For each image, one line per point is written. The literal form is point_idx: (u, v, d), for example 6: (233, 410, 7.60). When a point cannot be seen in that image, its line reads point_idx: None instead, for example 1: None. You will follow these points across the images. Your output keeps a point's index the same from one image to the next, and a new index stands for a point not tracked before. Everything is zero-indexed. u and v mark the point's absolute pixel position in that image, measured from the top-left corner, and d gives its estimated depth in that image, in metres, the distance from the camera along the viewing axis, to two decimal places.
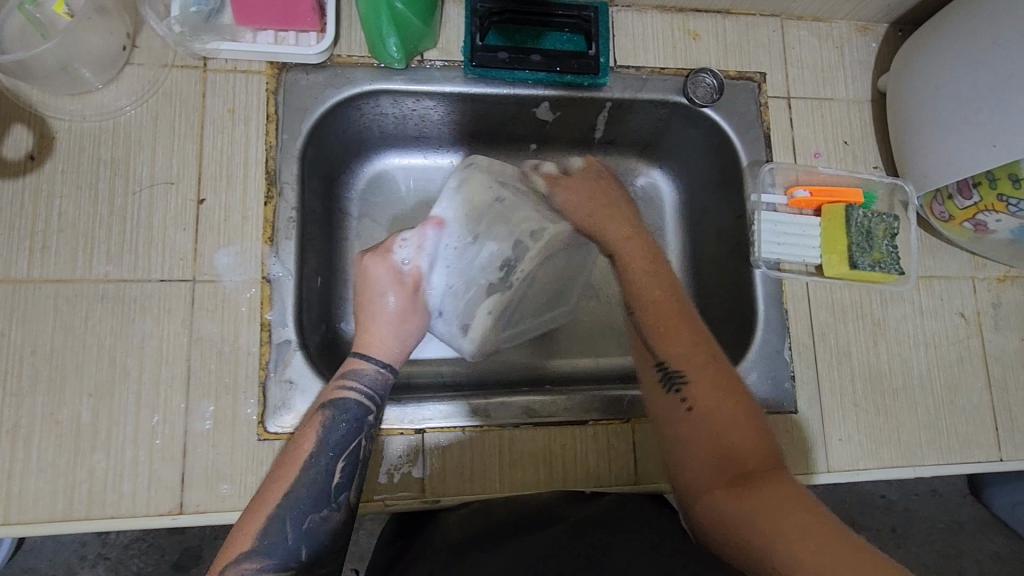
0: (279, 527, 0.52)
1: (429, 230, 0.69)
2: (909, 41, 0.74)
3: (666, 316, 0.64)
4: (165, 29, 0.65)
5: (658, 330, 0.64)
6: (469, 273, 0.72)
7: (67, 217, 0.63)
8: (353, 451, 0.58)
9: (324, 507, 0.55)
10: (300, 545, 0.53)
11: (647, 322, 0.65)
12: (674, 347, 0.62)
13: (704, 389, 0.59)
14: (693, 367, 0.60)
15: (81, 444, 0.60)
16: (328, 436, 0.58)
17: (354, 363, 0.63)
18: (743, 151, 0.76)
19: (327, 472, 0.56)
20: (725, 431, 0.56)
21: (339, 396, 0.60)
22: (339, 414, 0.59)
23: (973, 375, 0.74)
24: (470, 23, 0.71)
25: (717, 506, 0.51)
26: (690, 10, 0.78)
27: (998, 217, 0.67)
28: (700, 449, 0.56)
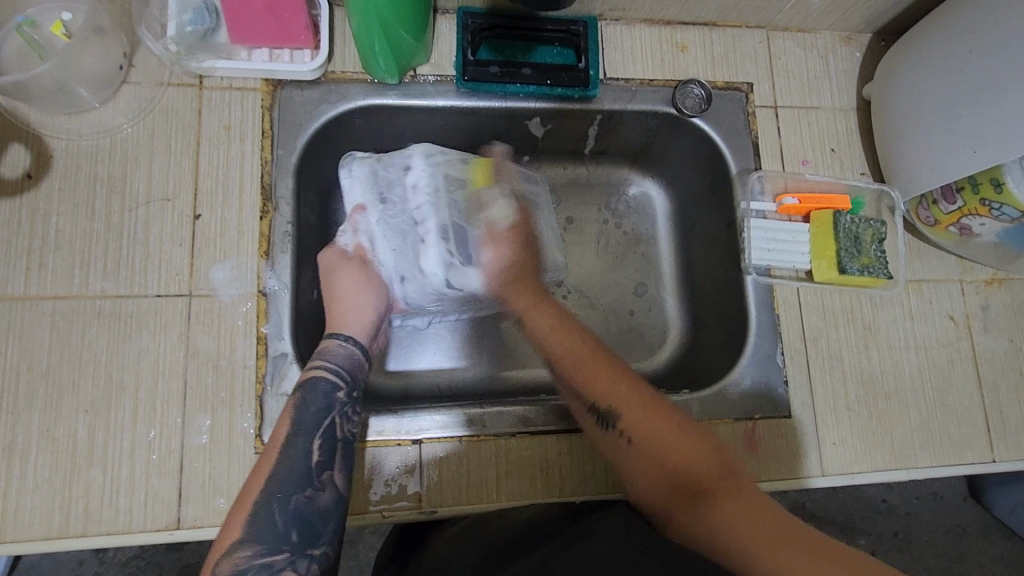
0: (267, 508, 0.53)
1: (357, 213, 0.71)
2: (891, 51, 0.75)
3: (583, 364, 0.64)
4: (161, 48, 0.66)
5: (581, 376, 0.63)
6: (403, 228, 0.71)
7: (64, 234, 0.64)
8: (328, 428, 0.58)
9: (308, 487, 0.55)
10: (291, 526, 0.53)
11: (569, 371, 0.64)
12: (602, 389, 0.62)
13: (637, 420, 0.60)
14: (624, 398, 0.61)
15: (78, 461, 0.60)
16: (305, 416, 0.58)
17: (325, 344, 0.64)
18: (732, 160, 0.77)
19: (304, 452, 0.57)
20: (672, 454, 0.57)
21: (309, 375, 0.61)
22: (311, 393, 0.60)
23: (964, 377, 0.75)
24: (461, 39, 0.73)
25: (690, 524, 0.52)
26: (677, 23, 0.79)
27: (983, 221, 0.69)
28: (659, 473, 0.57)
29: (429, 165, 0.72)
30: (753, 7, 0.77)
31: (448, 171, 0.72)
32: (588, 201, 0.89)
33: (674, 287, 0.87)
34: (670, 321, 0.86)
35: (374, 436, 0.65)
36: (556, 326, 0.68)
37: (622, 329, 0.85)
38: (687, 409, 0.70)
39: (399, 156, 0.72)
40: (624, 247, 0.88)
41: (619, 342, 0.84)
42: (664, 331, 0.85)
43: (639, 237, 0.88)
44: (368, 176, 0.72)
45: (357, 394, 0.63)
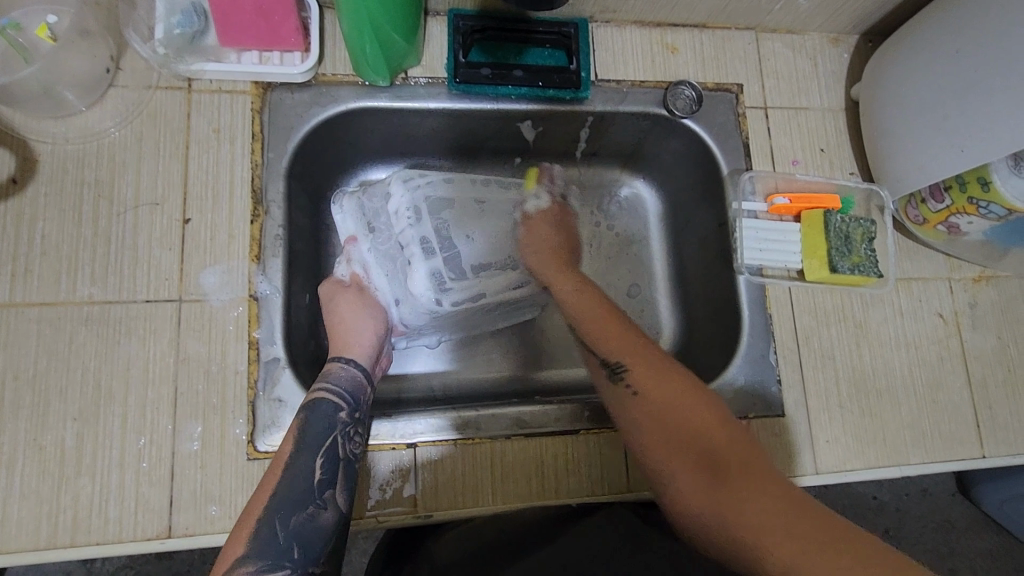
0: (268, 527, 0.52)
1: (350, 246, 0.74)
2: (878, 52, 0.76)
3: (597, 322, 0.67)
4: (149, 51, 0.66)
5: (596, 333, 0.67)
6: (392, 253, 0.73)
7: (51, 240, 0.63)
8: (331, 449, 0.58)
9: (310, 505, 0.55)
10: (292, 544, 0.52)
11: (585, 328, 0.68)
12: (613, 346, 0.64)
13: (643, 373, 0.61)
14: (631, 355, 0.63)
15: (66, 470, 0.59)
16: (307, 435, 0.58)
17: (328, 367, 0.64)
18: (723, 160, 0.77)
19: (306, 471, 0.56)
20: (672, 407, 0.57)
21: (313, 397, 0.61)
22: (314, 414, 0.59)
23: (953, 374, 0.76)
24: (452, 40, 0.72)
25: (682, 488, 0.52)
26: (668, 25, 0.80)
27: (970, 219, 0.69)
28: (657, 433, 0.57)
29: (409, 189, 0.73)
30: (742, 8, 0.77)
31: (427, 192, 0.73)
32: (580, 202, 0.89)
33: (667, 288, 0.87)
34: (663, 321, 0.86)
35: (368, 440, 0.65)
36: (579, 291, 0.71)
37: None
38: None
39: (380, 186, 0.75)
40: (617, 248, 0.88)
41: None
42: (657, 332, 0.85)
43: (630, 238, 0.89)
44: (357, 211, 0.75)
45: (360, 415, 0.62)
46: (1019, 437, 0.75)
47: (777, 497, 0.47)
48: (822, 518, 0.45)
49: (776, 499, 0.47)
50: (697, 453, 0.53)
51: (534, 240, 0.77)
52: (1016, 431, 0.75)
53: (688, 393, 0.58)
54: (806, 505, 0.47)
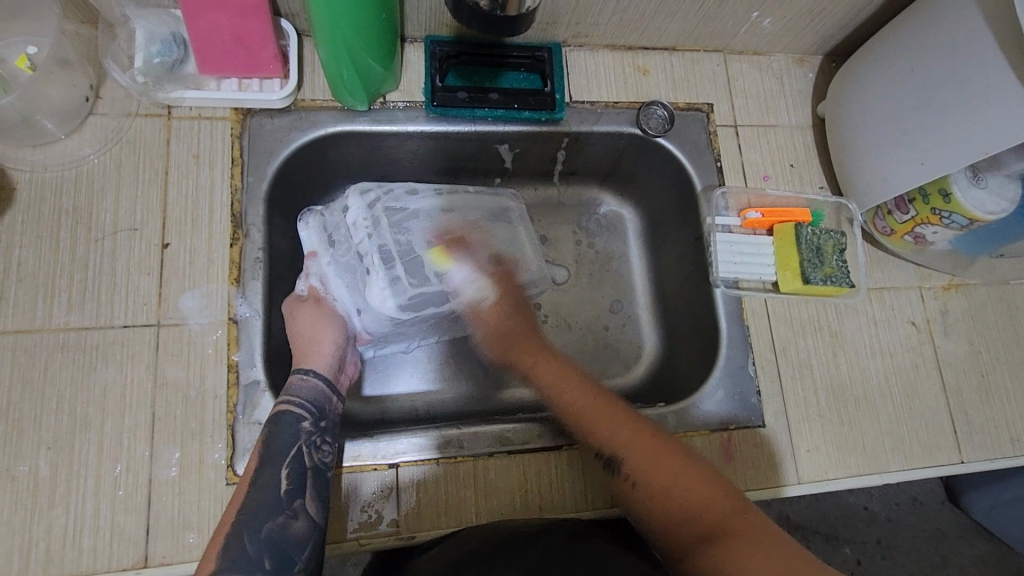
0: (237, 540, 0.52)
1: (309, 261, 0.72)
2: (841, 72, 0.79)
3: (587, 412, 0.65)
4: (128, 80, 0.66)
5: (581, 423, 0.65)
6: (351, 264, 0.71)
7: (27, 266, 0.63)
8: (297, 459, 0.58)
9: (279, 515, 0.54)
10: (263, 555, 0.52)
11: (577, 422, 0.66)
12: (605, 432, 0.63)
13: (646, 464, 0.60)
14: (621, 442, 0.62)
15: (39, 501, 0.58)
16: (272, 447, 0.58)
17: (289, 379, 0.64)
18: (696, 177, 0.79)
19: (273, 482, 0.56)
20: (675, 480, 0.58)
21: (275, 410, 0.60)
22: (277, 427, 0.59)
23: (928, 381, 0.77)
24: (429, 66, 0.74)
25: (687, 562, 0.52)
26: (639, 48, 0.82)
27: (934, 229, 0.71)
28: (669, 514, 0.56)
29: (368, 202, 0.72)
30: (709, 31, 0.80)
31: (386, 203, 0.73)
32: (560, 221, 0.90)
33: (647, 303, 0.88)
34: (644, 336, 0.87)
35: (350, 461, 0.64)
36: (560, 375, 0.70)
37: (598, 347, 0.86)
38: (664, 422, 0.70)
39: (341, 202, 0.73)
40: (597, 265, 0.89)
41: (596, 361, 0.85)
42: (638, 348, 0.86)
43: (610, 256, 0.90)
44: (319, 225, 0.73)
45: (326, 424, 0.62)
46: (996, 441, 0.76)
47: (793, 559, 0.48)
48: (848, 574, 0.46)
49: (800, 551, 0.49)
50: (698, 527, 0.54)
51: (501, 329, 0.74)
52: (992, 435, 0.77)
53: (687, 469, 0.58)
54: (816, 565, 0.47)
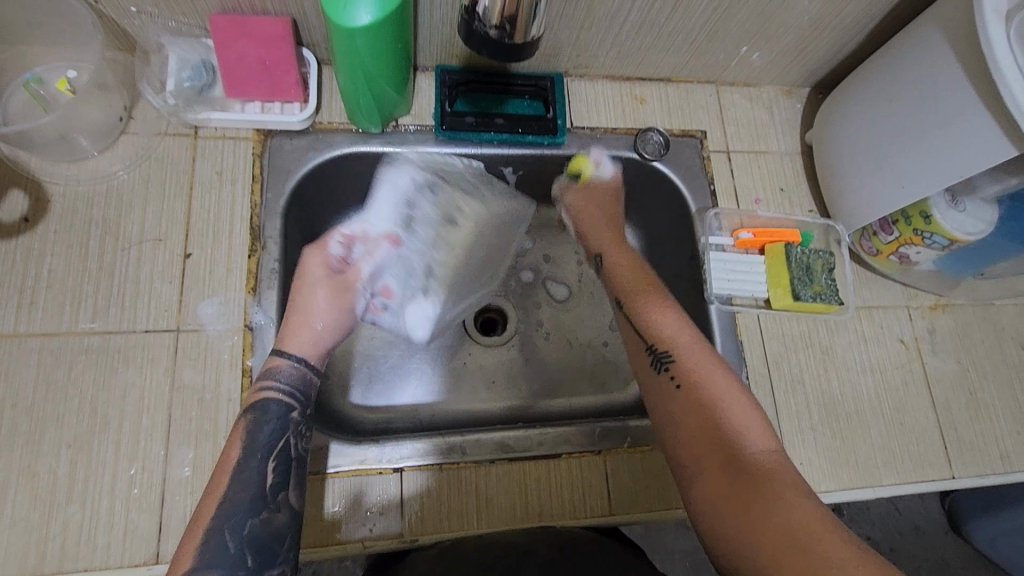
0: (219, 536, 0.54)
1: (361, 242, 0.78)
2: (827, 102, 0.84)
3: (654, 311, 0.70)
4: (160, 101, 0.71)
5: (646, 317, 0.69)
6: (413, 271, 0.82)
7: (56, 273, 0.66)
8: (281, 450, 0.59)
9: (262, 510, 0.56)
10: (245, 551, 0.54)
11: (642, 315, 0.70)
12: (666, 337, 0.66)
13: (699, 379, 0.62)
14: (682, 349, 0.65)
15: (57, 497, 0.60)
16: (257, 438, 0.59)
17: (272, 362, 0.64)
18: (691, 199, 0.83)
19: (257, 476, 0.57)
20: (714, 404, 0.60)
21: (259, 398, 0.61)
22: (263, 415, 0.61)
23: (918, 397, 0.80)
24: (439, 92, 0.79)
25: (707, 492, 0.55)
26: (636, 79, 0.87)
27: (918, 250, 0.75)
28: (689, 432, 0.59)
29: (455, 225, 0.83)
30: (701, 64, 0.85)
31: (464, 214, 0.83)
32: (562, 240, 0.94)
33: None
34: None
35: (357, 465, 0.67)
36: (635, 273, 0.76)
37: (598, 362, 0.88)
38: None
39: (428, 180, 0.80)
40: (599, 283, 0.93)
41: (596, 375, 0.88)
42: None
43: None
44: (400, 180, 0.79)
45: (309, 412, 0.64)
46: (985, 457, 0.78)
47: (790, 531, 0.48)
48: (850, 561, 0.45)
49: (812, 522, 0.49)
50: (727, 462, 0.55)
51: (585, 209, 0.84)
52: (982, 451, 0.78)
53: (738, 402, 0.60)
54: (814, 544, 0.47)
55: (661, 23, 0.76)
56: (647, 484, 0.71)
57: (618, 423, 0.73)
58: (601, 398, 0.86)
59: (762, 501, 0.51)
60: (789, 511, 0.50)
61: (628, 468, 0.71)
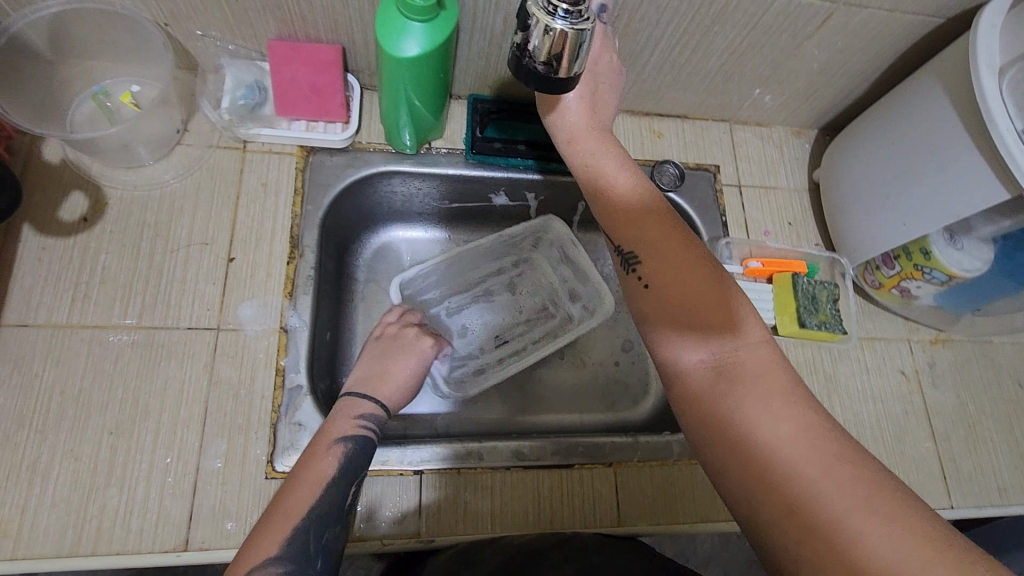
0: (302, 535, 0.55)
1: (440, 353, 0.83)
2: (834, 144, 0.89)
3: (628, 211, 0.64)
4: (216, 116, 0.77)
5: (618, 220, 0.64)
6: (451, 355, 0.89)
7: (109, 270, 0.71)
8: (361, 481, 0.62)
9: (338, 524, 0.58)
10: (319, 555, 0.55)
11: (619, 214, 0.64)
12: (647, 239, 0.61)
13: (677, 280, 0.57)
14: (654, 249, 0.60)
15: (97, 480, 0.63)
16: (350, 463, 0.61)
17: (355, 402, 0.67)
18: (703, 229, 0.88)
19: (343, 495, 0.59)
20: (694, 300, 0.56)
21: (360, 433, 0.64)
22: (359, 446, 0.63)
23: (918, 427, 0.83)
24: (471, 118, 0.85)
25: (692, 407, 0.53)
26: (655, 114, 0.93)
27: (918, 284, 0.79)
28: (675, 344, 0.55)
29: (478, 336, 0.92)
30: (717, 103, 0.91)
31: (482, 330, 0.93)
32: None
33: None
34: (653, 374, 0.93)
35: (379, 465, 0.70)
36: (611, 166, 0.67)
37: (609, 381, 0.92)
38: (669, 448, 0.76)
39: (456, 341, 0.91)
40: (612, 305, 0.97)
41: (606, 394, 0.91)
42: (647, 383, 0.92)
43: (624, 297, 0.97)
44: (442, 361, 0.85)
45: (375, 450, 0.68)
46: (983, 489, 0.81)
47: (779, 462, 0.45)
48: (845, 495, 0.42)
49: (807, 448, 0.45)
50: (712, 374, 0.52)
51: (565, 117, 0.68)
52: (980, 483, 0.81)
53: (721, 304, 0.55)
54: (807, 479, 0.44)
55: (681, 63, 0.82)
56: (656, 499, 0.74)
57: (626, 438, 0.76)
58: (611, 416, 0.89)
59: (744, 416, 0.48)
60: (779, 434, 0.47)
61: (636, 480, 0.74)
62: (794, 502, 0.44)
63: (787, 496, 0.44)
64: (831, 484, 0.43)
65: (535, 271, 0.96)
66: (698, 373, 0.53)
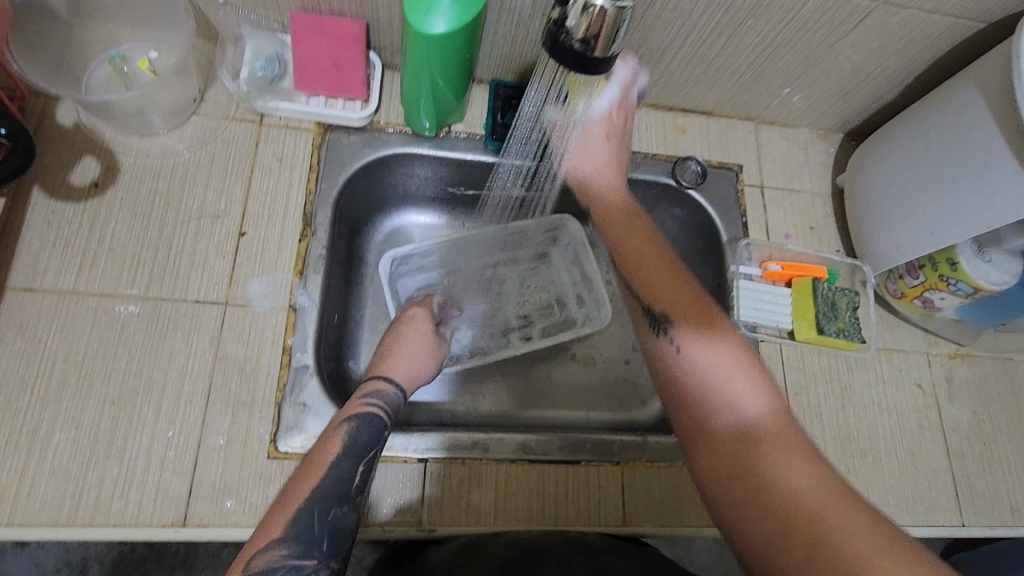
0: (307, 515, 0.53)
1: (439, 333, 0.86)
2: (860, 148, 0.87)
3: (647, 263, 0.66)
4: (235, 87, 0.75)
5: (639, 272, 0.65)
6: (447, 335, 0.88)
7: (119, 238, 0.69)
8: (371, 459, 0.60)
9: (345, 504, 0.56)
10: (324, 536, 0.53)
11: (639, 266, 0.66)
12: (668, 297, 0.62)
13: (704, 339, 0.58)
14: (677, 307, 0.61)
15: (97, 450, 0.62)
16: (355, 440, 0.60)
17: (374, 381, 0.67)
18: (723, 229, 0.86)
19: (349, 473, 0.58)
20: (711, 357, 0.57)
21: (362, 409, 0.63)
22: (363, 424, 0.62)
23: (932, 442, 0.81)
24: (492, 104, 0.82)
25: (709, 461, 0.51)
26: (679, 109, 0.91)
27: (942, 295, 0.77)
28: (698, 402, 0.55)
29: (474, 324, 0.90)
30: (744, 101, 0.89)
31: (477, 319, 0.91)
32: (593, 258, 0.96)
33: None
34: None
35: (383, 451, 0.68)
36: (632, 222, 0.69)
37: (618, 379, 0.90)
38: (678, 450, 0.74)
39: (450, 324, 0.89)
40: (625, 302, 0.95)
41: (614, 392, 0.89)
42: None
43: None
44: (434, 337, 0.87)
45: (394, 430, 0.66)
46: (995, 509, 0.79)
47: (802, 510, 0.44)
48: (866, 541, 0.41)
49: (829, 500, 0.44)
50: (729, 425, 0.52)
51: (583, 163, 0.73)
52: (992, 502, 0.79)
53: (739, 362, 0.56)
54: (828, 526, 0.42)
55: (711, 57, 0.80)
56: (663, 501, 0.72)
57: (636, 437, 0.74)
58: (619, 415, 0.87)
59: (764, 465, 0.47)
60: (796, 482, 0.46)
61: (644, 480, 0.73)
62: (815, 550, 0.42)
63: (809, 545, 0.42)
64: (857, 537, 0.41)
65: (546, 269, 0.94)
66: (717, 425, 0.53)
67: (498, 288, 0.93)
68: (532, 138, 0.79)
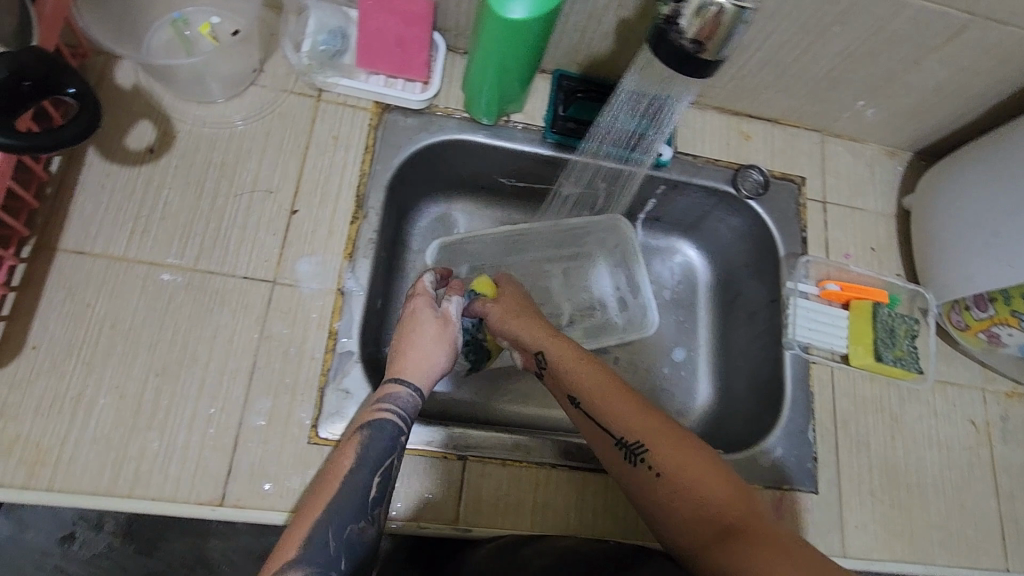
0: (320, 533, 0.50)
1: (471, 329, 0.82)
2: (932, 170, 0.83)
3: (599, 389, 0.61)
4: (297, 59, 0.74)
5: (599, 399, 0.60)
6: None
7: (171, 206, 0.68)
8: (387, 467, 0.57)
9: (362, 519, 0.52)
10: (341, 554, 0.50)
11: (592, 392, 0.61)
12: (620, 420, 0.58)
13: (670, 453, 0.55)
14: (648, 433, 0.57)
15: (139, 421, 0.61)
16: (370, 451, 0.56)
17: (391, 386, 0.61)
18: (782, 243, 0.83)
19: (364, 485, 0.54)
20: (701, 484, 0.53)
21: (377, 415, 0.58)
22: (376, 432, 0.58)
23: (982, 481, 0.78)
24: (555, 96, 0.80)
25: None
26: (745, 115, 0.87)
27: (1010, 332, 0.74)
28: (690, 522, 0.52)
29: None
30: (814, 111, 0.85)
31: None
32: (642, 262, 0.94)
33: (710, 355, 0.90)
34: (704, 387, 0.88)
35: (424, 446, 0.67)
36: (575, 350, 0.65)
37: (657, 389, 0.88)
38: None
39: None
40: (669, 309, 0.92)
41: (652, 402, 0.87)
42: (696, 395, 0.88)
43: (681, 303, 0.93)
44: None
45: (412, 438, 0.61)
46: None
47: None
48: None
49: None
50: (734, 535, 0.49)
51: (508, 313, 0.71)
52: None
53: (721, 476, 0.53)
54: None
55: (788, 63, 0.76)
56: None
57: None
58: None
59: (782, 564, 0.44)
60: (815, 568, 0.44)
61: None
62: None
63: None
64: None
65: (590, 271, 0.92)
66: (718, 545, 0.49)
67: (541, 284, 0.90)
68: (609, 139, 0.77)
